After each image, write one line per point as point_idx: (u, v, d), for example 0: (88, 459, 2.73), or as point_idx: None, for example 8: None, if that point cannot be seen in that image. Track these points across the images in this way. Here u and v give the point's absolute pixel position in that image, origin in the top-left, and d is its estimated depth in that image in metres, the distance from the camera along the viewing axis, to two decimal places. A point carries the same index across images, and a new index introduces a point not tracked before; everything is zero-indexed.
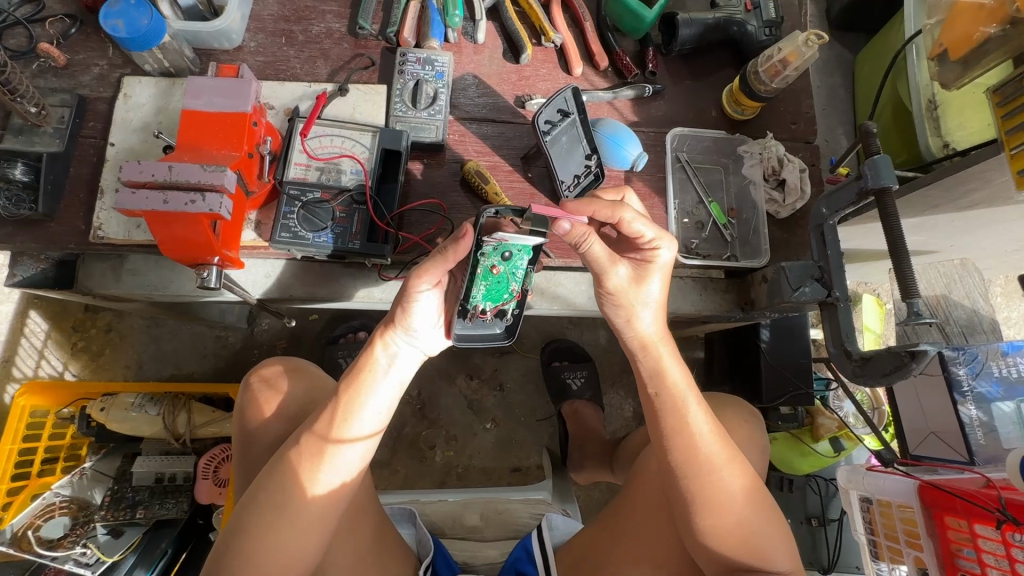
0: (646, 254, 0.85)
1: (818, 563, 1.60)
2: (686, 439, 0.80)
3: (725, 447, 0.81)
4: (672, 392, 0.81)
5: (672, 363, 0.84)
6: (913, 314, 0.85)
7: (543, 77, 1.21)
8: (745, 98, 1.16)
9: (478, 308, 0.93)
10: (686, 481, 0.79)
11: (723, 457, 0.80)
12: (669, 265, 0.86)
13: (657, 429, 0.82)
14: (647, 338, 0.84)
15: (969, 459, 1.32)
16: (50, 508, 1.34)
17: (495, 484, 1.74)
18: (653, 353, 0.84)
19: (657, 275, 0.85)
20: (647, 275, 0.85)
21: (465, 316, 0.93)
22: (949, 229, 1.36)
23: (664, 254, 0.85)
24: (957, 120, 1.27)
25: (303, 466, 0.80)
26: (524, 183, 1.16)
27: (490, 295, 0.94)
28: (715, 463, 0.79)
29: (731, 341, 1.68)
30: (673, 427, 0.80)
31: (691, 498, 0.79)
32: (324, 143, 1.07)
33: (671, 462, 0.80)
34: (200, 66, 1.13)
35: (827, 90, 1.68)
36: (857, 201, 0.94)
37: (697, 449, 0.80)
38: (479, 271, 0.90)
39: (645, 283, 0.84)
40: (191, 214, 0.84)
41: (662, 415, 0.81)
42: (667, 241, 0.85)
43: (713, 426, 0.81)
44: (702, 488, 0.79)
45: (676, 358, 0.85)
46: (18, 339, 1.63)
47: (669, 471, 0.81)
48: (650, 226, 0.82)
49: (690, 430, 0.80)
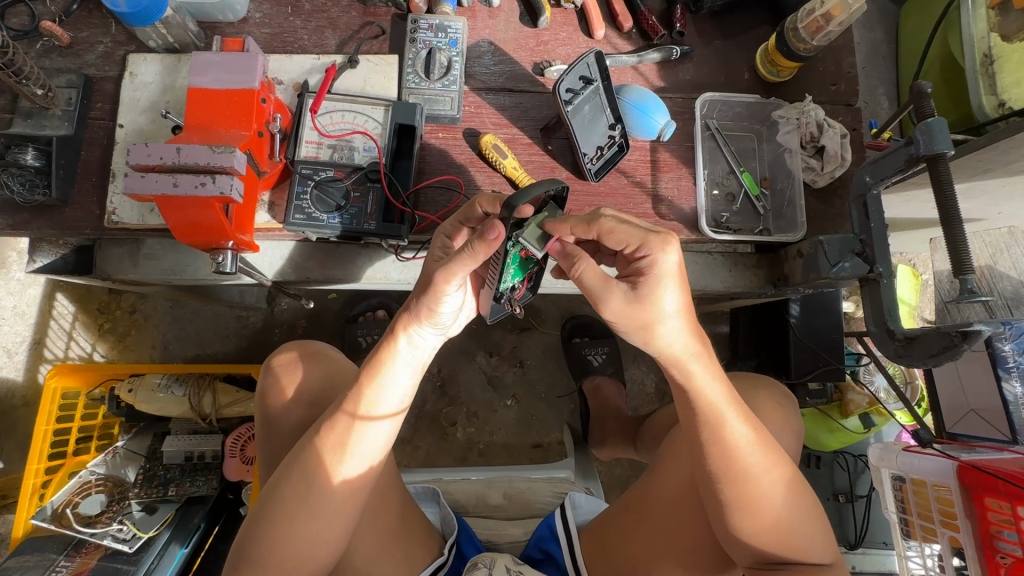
0: (641, 265, 0.73)
1: (844, 539, 1.57)
2: (717, 447, 0.76)
3: (764, 450, 0.77)
4: (706, 406, 0.76)
5: (704, 375, 0.76)
6: (966, 292, 0.79)
7: (562, 41, 1.14)
8: (782, 58, 1.08)
9: (509, 290, 0.87)
10: (722, 483, 0.77)
11: (763, 460, 0.77)
12: (677, 272, 0.73)
13: (694, 434, 0.78)
14: (679, 345, 0.74)
15: (1012, 439, 1.27)
16: (87, 485, 1.37)
17: (517, 460, 1.75)
18: (685, 368, 0.75)
19: (663, 285, 0.72)
20: (656, 289, 0.72)
21: (500, 300, 0.88)
22: (998, 195, 1.27)
23: (668, 261, 0.73)
24: (1013, 77, 1.15)
25: (326, 456, 0.80)
26: (544, 156, 1.10)
27: (518, 272, 0.87)
28: (754, 468, 0.76)
29: (759, 316, 1.62)
30: (709, 434, 0.76)
31: (727, 498, 0.77)
32: (335, 120, 1.03)
33: (708, 466, 0.77)
34: (204, 40, 1.09)
35: (868, 46, 1.56)
36: (906, 169, 0.86)
37: (733, 454, 0.76)
38: (510, 258, 0.81)
39: (649, 297, 0.72)
40: (201, 197, 0.82)
41: (696, 422, 0.77)
42: (661, 242, 0.72)
43: (750, 430, 0.77)
44: (738, 490, 0.76)
45: (710, 364, 0.76)
46: (47, 321, 1.66)
47: (705, 472, 0.78)
48: (632, 232, 0.73)
49: (727, 438, 0.76)
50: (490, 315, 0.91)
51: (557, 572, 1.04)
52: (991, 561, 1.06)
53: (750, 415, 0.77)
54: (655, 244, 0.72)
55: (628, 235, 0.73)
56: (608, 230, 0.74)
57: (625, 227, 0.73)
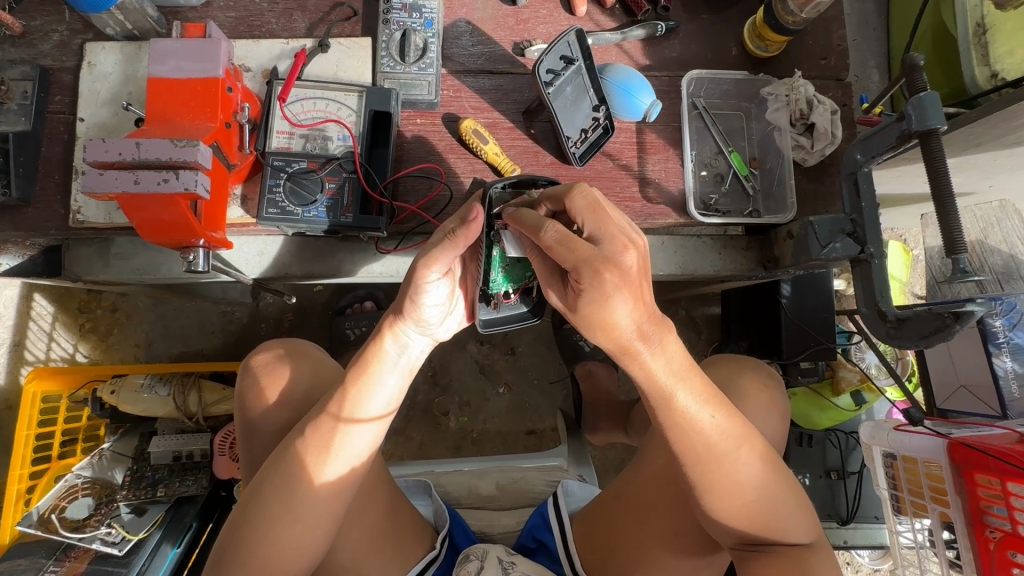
0: (576, 286, 0.63)
1: (836, 515, 1.57)
2: (680, 432, 0.72)
3: (731, 432, 0.73)
4: (660, 394, 0.69)
5: (661, 366, 0.67)
6: (958, 272, 0.77)
7: (543, 19, 1.09)
8: (771, 32, 1.04)
9: (500, 294, 0.88)
10: (689, 467, 0.74)
11: (730, 442, 0.74)
12: (620, 290, 0.61)
13: (654, 419, 0.73)
14: (624, 341, 0.64)
15: (1001, 414, 1.27)
16: (74, 489, 1.34)
17: (510, 448, 1.74)
18: (638, 360, 0.66)
19: (599, 304, 0.62)
20: (593, 307, 0.62)
21: (488, 303, 0.87)
22: (990, 168, 1.25)
23: (608, 283, 0.60)
24: (1006, 46, 1.12)
25: (309, 459, 0.78)
26: (527, 140, 1.07)
27: (511, 277, 0.87)
28: (721, 452, 0.73)
29: (750, 296, 1.61)
30: (670, 422, 0.72)
31: (696, 482, 0.75)
32: (307, 108, 0.99)
33: (675, 453, 0.74)
34: (166, 27, 1.03)
35: (859, 17, 1.51)
36: (897, 145, 0.83)
37: (698, 439, 0.72)
38: (494, 254, 0.83)
39: (585, 314, 0.64)
40: (165, 194, 0.78)
41: (655, 409, 0.72)
42: (594, 274, 0.60)
43: (715, 414, 0.72)
44: (707, 474, 0.74)
45: (665, 351, 0.67)
46: (27, 323, 1.63)
47: (673, 456, 0.75)
48: (566, 254, 0.61)
49: (689, 423, 0.71)
50: (482, 317, 0.88)
51: (549, 561, 1.03)
52: (980, 535, 1.06)
53: (715, 398, 0.72)
54: (586, 273, 0.60)
55: (562, 256, 0.62)
56: (549, 247, 0.64)
57: (565, 247, 0.62)
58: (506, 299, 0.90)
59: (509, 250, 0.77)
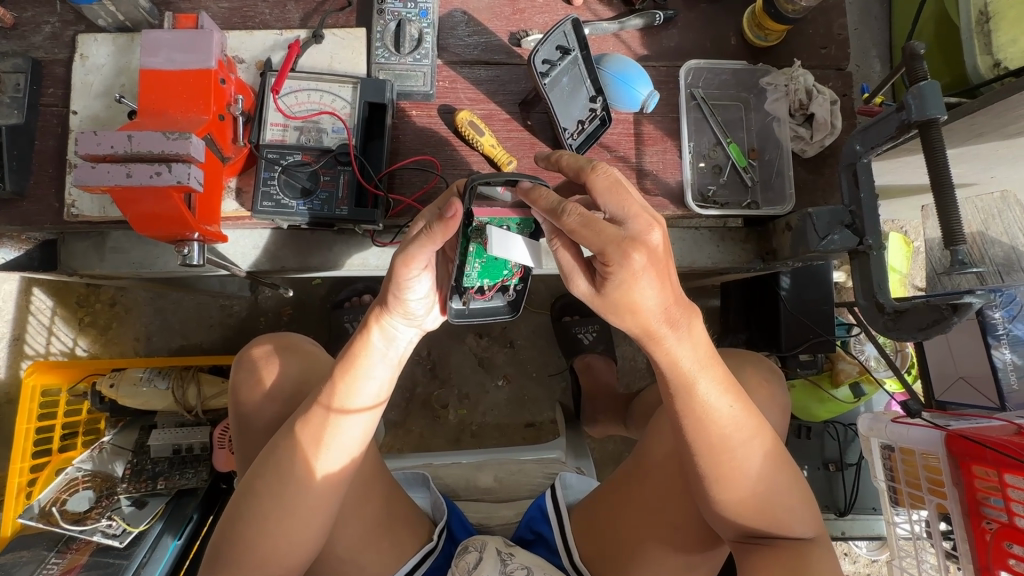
0: (604, 270, 0.63)
1: (833, 506, 1.57)
2: (694, 422, 0.72)
3: (745, 423, 0.74)
4: (678, 380, 0.70)
5: (681, 351, 0.69)
6: (957, 264, 0.76)
7: (540, 9, 1.08)
8: (770, 20, 1.02)
9: (474, 288, 0.87)
10: (700, 459, 0.74)
11: (744, 434, 0.74)
12: (647, 268, 0.61)
13: (668, 408, 0.74)
14: (650, 325, 0.65)
15: (999, 406, 1.27)
16: (74, 482, 1.35)
17: (509, 440, 1.75)
18: (662, 344, 0.67)
19: (627, 284, 0.62)
20: (626, 289, 0.62)
21: (460, 296, 0.87)
22: (991, 159, 1.25)
23: (637, 260, 0.60)
24: (1009, 34, 1.11)
25: (302, 451, 0.78)
26: (523, 132, 1.06)
27: (486, 273, 0.86)
28: (733, 443, 0.73)
29: (749, 288, 1.60)
30: (686, 410, 0.72)
31: (707, 474, 0.75)
32: (301, 100, 0.98)
33: (687, 442, 0.74)
34: (158, 18, 1.02)
35: (860, 6, 1.49)
36: (897, 136, 0.83)
37: (713, 429, 0.73)
38: (471, 250, 0.80)
39: (616, 295, 0.64)
40: (159, 187, 0.77)
41: (674, 397, 0.72)
42: (623, 255, 0.60)
43: (731, 404, 0.73)
44: (718, 465, 0.74)
45: (692, 337, 0.68)
46: (26, 317, 1.62)
47: (684, 446, 0.75)
48: (593, 238, 0.60)
49: (706, 412, 0.72)
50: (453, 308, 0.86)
51: (548, 553, 1.04)
52: (977, 527, 1.07)
53: (731, 387, 0.73)
54: (614, 254, 0.60)
55: (586, 240, 0.61)
56: (571, 232, 0.62)
57: (589, 232, 0.60)
58: (480, 295, 0.90)
59: (492, 248, 0.70)
